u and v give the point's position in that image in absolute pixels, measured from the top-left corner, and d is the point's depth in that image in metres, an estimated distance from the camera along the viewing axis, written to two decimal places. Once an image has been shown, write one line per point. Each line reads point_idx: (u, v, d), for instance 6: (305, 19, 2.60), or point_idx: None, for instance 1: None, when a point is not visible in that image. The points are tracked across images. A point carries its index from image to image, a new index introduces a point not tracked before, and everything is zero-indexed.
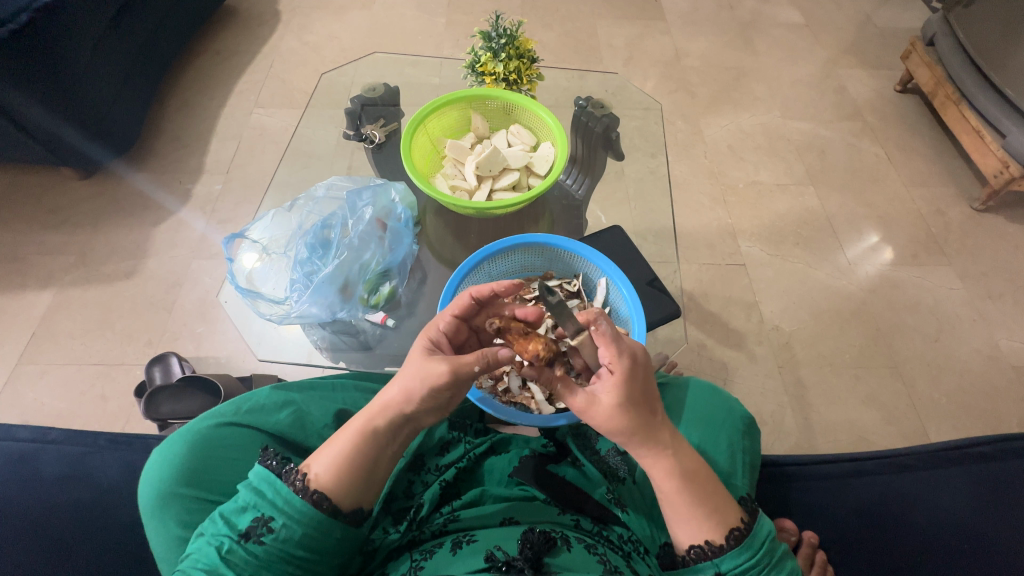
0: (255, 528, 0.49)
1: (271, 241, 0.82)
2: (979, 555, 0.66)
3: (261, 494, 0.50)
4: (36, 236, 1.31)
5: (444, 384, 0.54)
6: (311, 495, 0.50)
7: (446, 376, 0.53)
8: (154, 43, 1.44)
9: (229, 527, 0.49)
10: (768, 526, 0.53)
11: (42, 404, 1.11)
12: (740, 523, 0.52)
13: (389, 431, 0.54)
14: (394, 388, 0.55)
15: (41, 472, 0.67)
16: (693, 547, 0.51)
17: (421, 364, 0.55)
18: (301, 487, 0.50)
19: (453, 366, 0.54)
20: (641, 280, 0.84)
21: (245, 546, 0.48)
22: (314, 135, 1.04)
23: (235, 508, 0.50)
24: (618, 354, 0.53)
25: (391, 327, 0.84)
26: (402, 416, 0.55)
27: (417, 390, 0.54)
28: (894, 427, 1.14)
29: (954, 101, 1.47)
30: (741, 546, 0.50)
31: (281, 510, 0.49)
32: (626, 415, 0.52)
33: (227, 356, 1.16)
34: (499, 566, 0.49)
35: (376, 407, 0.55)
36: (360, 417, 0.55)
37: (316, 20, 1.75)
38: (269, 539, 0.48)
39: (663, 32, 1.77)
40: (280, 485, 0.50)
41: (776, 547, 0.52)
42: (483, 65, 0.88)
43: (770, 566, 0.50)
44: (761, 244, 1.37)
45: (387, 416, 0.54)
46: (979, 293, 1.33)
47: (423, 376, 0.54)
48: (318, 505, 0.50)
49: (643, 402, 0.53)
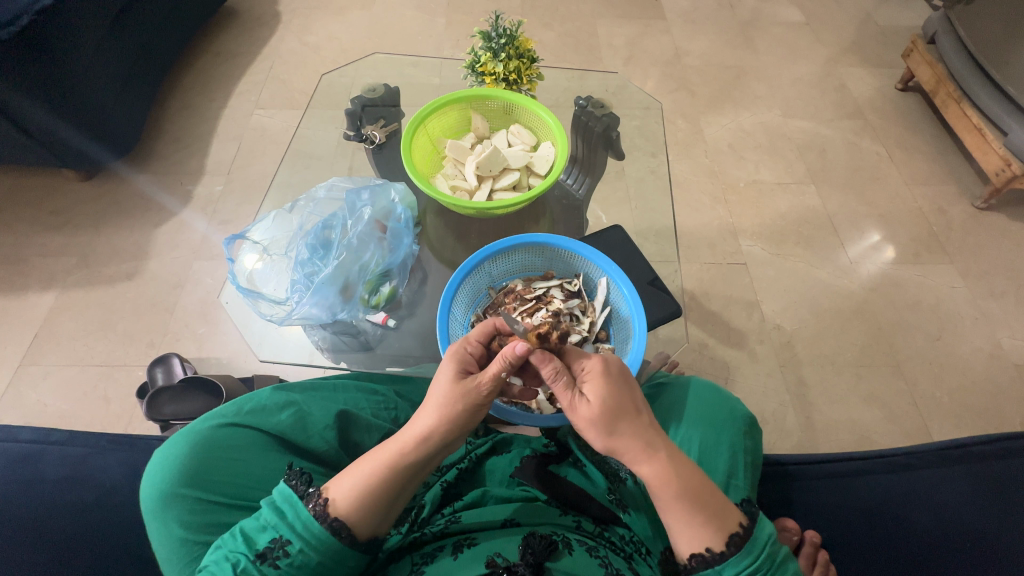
0: (272, 550, 0.49)
1: (272, 242, 0.82)
2: (980, 556, 0.66)
3: (280, 515, 0.50)
4: (38, 238, 1.31)
5: (483, 399, 0.56)
6: (329, 523, 0.49)
7: (485, 392, 0.56)
8: (155, 44, 1.44)
9: (247, 545, 0.49)
10: (769, 530, 0.52)
11: (45, 405, 1.11)
12: (739, 527, 0.51)
13: (417, 461, 0.54)
14: (430, 413, 0.55)
15: (43, 473, 0.67)
16: (694, 556, 0.50)
17: (457, 386, 0.56)
18: (320, 513, 0.50)
19: (486, 381, 0.56)
20: (641, 280, 0.83)
21: (260, 567, 0.48)
22: (314, 136, 1.05)
23: (255, 525, 0.51)
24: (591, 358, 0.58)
25: (393, 327, 0.85)
26: (435, 443, 0.55)
27: (454, 411, 0.55)
28: (895, 426, 1.14)
29: (955, 98, 1.47)
30: (742, 553, 0.49)
31: (299, 535, 0.49)
32: (611, 414, 0.54)
33: (228, 357, 1.16)
34: (500, 572, 0.50)
35: (409, 437, 0.54)
36: (389, 447, 0.54)
37: (316, 21, 1.75)
38: (284, 563, 0.49)
39: (663, 32, 1.77)
40: (300, 509, 0.50)
41: (777, 551, 0.51)
42: (482, 65, 0.88)
43: (773, 570, 0.50)
44: (762, 243, 1.37)
45: (418, 446, 0.54)
46: (980, 291, 1.32)
47: (466, 399, 0.56)
48: (336, 532, 0.49)
49: (630, 404, 0.55)
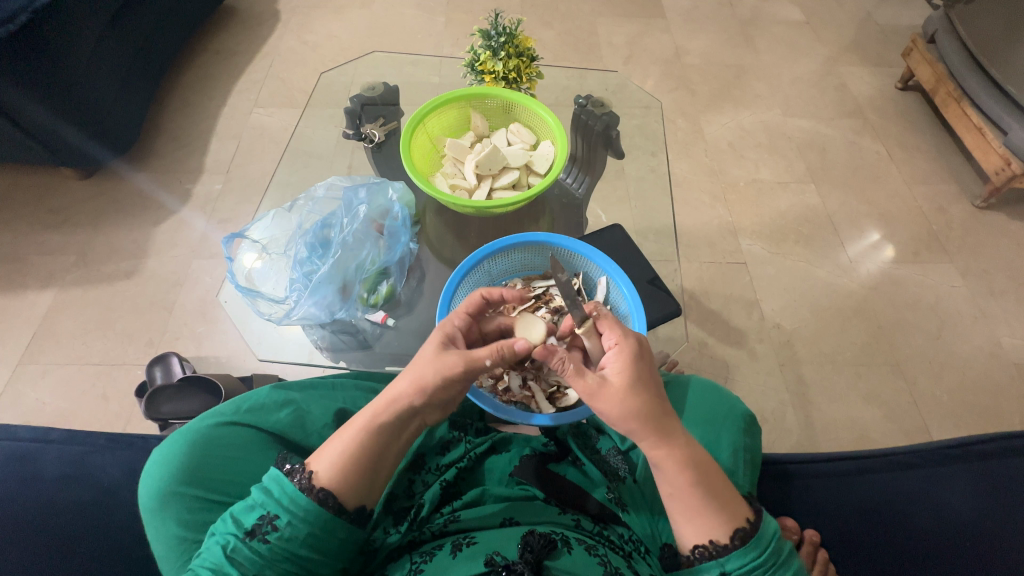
0: (261, 526, 0.49)
1: (270, 241, 0.82)
2: (980, 554, 0.66)
3: (267, 493, 0.50)
4: (36, 237, 1.31)
5: (456, 371, 0.56)
6: (316, 494, 0.50)
7: (460, 365, 0.56)
8: (154, 42, 1.44)
9: (235, 526, 0.49)
10: (774, 525, 0.52)
11: (43, 404, 1.11)
12: (746, 522, 0.51)
13: (393, 426, 0.55)
14: (406, 380, 0.56)
15: (41, 471, 0.66)
16: (698, 547, 0.51)
17: (434, 356, 0.57)
18: (306, 486, 0.50)
19: (470, 359, 0.57)
20: (642, 279, 0.83)
21: (250, 543, 0.48)
22: (314, 135, 1.04)
23: (243, 506, 0.50)
24: (623, 336, 0.56)
25: (391, 326, 0.84)
26: (410, 408, 0.55)
27: (428, 379, 0.55)
28: (894, 425, 1.14)
29: (955, 98, 1.47)
30: (746, 547, 0.49)
31: (285, 508, 0.49)
32: (636, 395, 0.53)
33: (227, 356, 1.16)
34: (500, 571, 0.49)
35: (384, 401, 0.55)
36: (365, 413, 0.55)
37: (316, 19, 1.75)
38: (273, 536, 0.48)
39: (663, 30, 1.77)
40: (286, 484, 0.50)
41: (782, 547, 0.51)
42: (481, 63, 0.88)
43: (777, 564, 0.50)
44: (761, 242, 1.37)
45: (394, 409, 0.55)
46: (980, 290, 1.32)
47: (438, 367, 0.56)
48: (323, 503, 0.49)
49: (650, 385, 0.54)
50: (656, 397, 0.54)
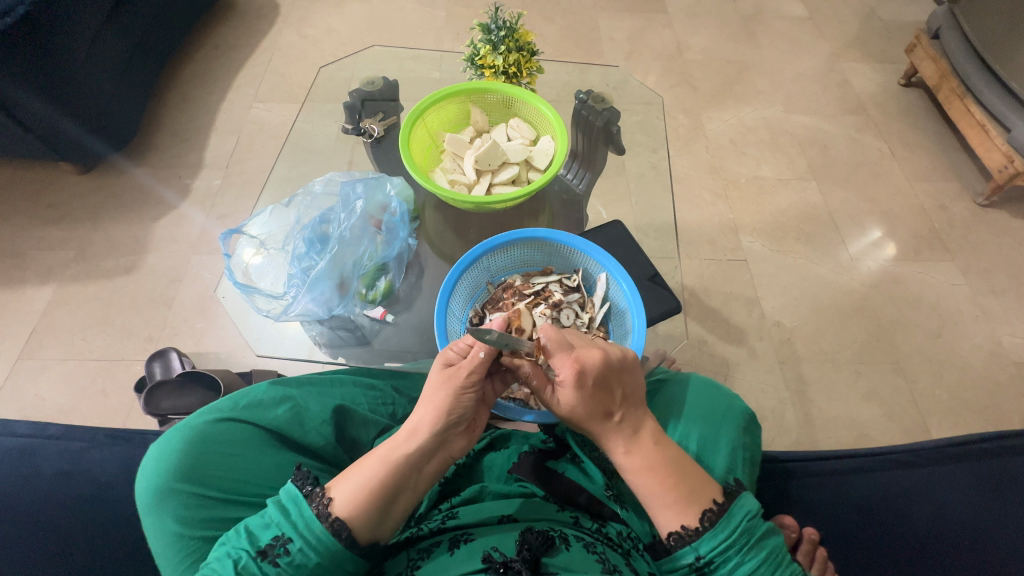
0: (273, 547, 0.48)
1: (268, 236, 0.81)
2: (976, 555, 0.66)
3: (285, 513, 0.50)
4: (35, 231, 1.31)
5: (467, 382, 0.57)
6: (331, 523, 0.49)
7: (469, 373, 0.57)
8: (153, 35, 1.43)
9: (249, 542, 0.49)
10: (747, 505, 0.51)
11: (43, 399, 1.11)
12: (712, 504, 0.51)
13: (414, 458, 0.54)
14: (426, 410, 0.56)
15: (40, 467, 0.67)
16: (672, 534, 0.50)
17: (443, 376, 0.58)
18: (323, 513, 0.49)
19: (471, 369, 0.57)
20: (641, 276, 0.83)
21: (261, 564, 0.47)
22: (313, 129, 1.04)
23: (259, 522, 0.50)
24: (564, 366, 0.56)
25: (391, 322, 0.84)
26: (432, 436, 0.55)
27: (442, 398, 0.56)
28: (894, 423, 1.13)
29: (958, 94, 1.45)
30: (716, 528, 0.49)
31: (300, 533, 0.49)
32: (577, 417, 0.57)
33: (227, 352, 1.16)
34: (497, 567, 0.49)
35: (404, 433, 0.55)
36: (386, 444, 0.55)
37: (316, 14, 1.74)
38: (284, 561, 0.48)
39: (665, 26, 1.76)
40: (304, 508, 0.50)
41: (756, 527, 0.50)
42: (482, 57, 0.87)
43: (751, 544, 0.49)
44: (762, 239, 1.36)
45: (414, 441, 0.54)
46: (981, 288, 1.32)
47: (451, 384, 0.57)
48: (338, 534, 0.49)
49: (597, 406, 0.56)
50: (607, 401, 0.56)
